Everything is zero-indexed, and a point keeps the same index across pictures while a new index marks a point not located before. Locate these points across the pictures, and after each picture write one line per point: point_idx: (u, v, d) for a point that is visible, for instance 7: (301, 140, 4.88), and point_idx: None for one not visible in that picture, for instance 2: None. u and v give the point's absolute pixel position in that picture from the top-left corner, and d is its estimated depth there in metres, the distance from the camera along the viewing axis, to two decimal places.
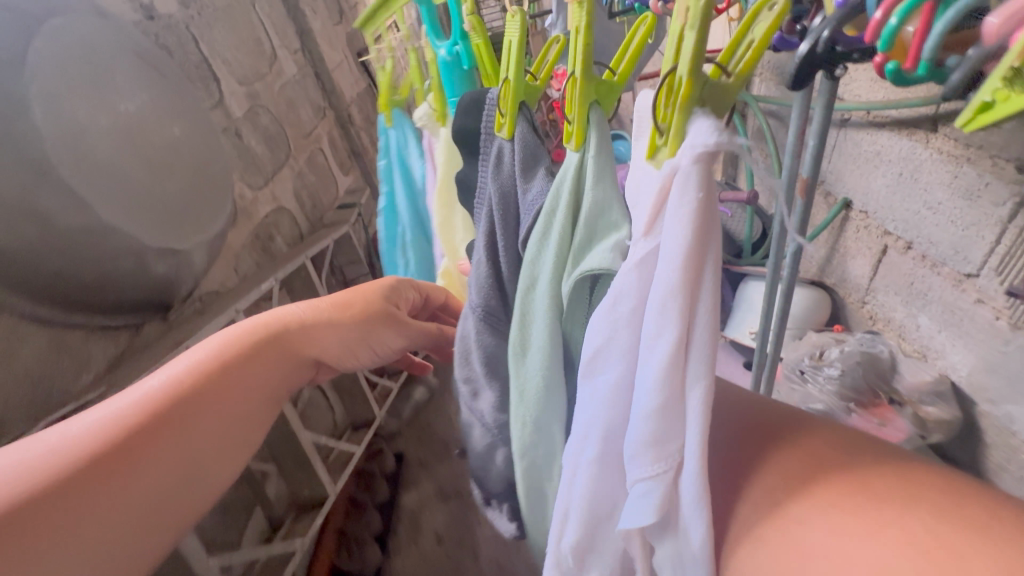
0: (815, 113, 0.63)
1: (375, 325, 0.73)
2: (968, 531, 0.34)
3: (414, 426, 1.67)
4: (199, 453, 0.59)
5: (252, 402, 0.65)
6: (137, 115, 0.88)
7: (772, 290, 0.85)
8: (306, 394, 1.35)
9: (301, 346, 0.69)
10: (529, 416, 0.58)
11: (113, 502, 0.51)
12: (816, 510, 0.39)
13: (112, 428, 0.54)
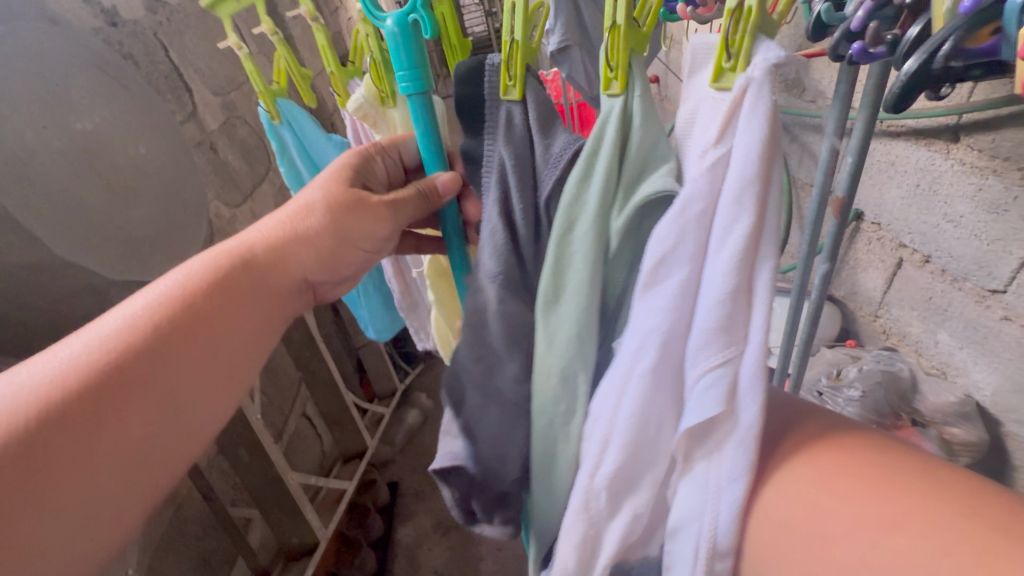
0: (856, 126, 0.58)
1: (352, 213, 0.58)
2: (1001, 532, 0.31)
3: (408, 452, 1.59)
4: (189, 394, 0.46)
5: (249, 330, 0.52)
6: (96, 133, 0.74)
7: (796, 310, 0.80)
8: (291, 425, 1.28)
9: (281, 263, 0.56)
10: (557, 364, 0.46)
11: (88, 465, 0.39)
12: (842, 505, 0.35)
13: (66, 378, 0.41)
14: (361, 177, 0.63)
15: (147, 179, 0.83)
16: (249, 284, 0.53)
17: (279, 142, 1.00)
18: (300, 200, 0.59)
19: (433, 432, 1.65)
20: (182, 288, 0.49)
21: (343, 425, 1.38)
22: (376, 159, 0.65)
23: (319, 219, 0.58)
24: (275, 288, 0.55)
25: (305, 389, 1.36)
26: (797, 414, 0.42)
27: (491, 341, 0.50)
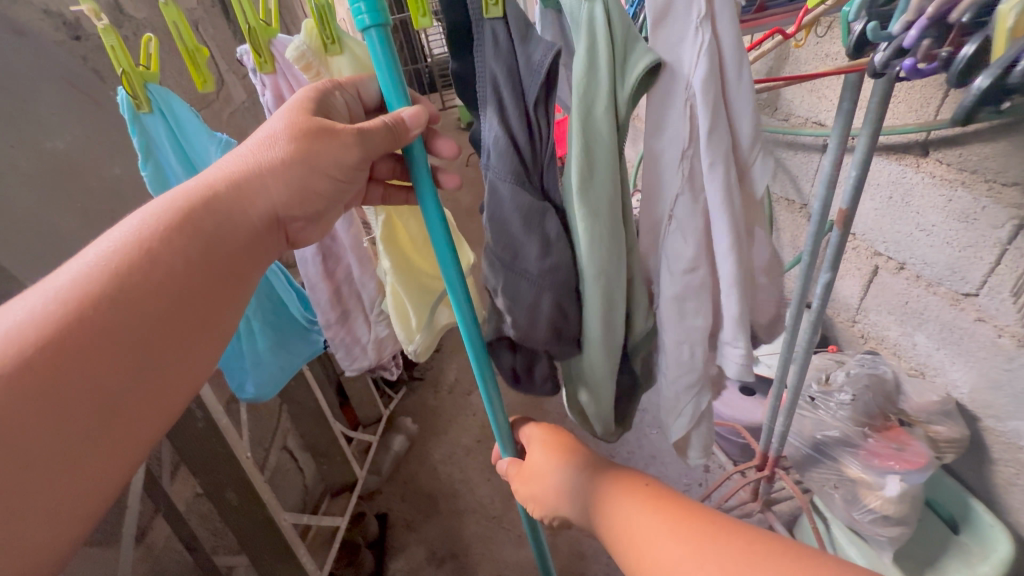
0: (860, 142, 0.61)
1: (317, 145, 0.50)
2: (694, 544, 0.40)
3: (396, 481, 1.52)
4: (149, 335, 0.42)
5: (209, 264, 0.46)
6: (68, 155, 0.68)
7: (796, 319, 0.82)
8: (273, 459, 1.19)
9: (243, 199, 0.49)
10: (605, 232, 0.51)
11: (48, 421, 0.36)
12: (624, 503, 0.48)
13: (21, 334, 0.37)
14: (328, 115, 0.53)
15: (122, 203, 0.77)
16: (210, 221, 0.47)
17: (145, 141, 0.67)
18: (260, 134, 0.51)
19: (420, 457, 1.58)
20: (139, 232, 0.44)
21: (330, 457, 1.31)
22: (332, 95, 0.54)
23: (280, 151, 0.49)
24: (241, 223, 0.49)
25: (287, 419, 1.28)
26: (585, 471, 0.54)
27: (513, 230, 0.53)
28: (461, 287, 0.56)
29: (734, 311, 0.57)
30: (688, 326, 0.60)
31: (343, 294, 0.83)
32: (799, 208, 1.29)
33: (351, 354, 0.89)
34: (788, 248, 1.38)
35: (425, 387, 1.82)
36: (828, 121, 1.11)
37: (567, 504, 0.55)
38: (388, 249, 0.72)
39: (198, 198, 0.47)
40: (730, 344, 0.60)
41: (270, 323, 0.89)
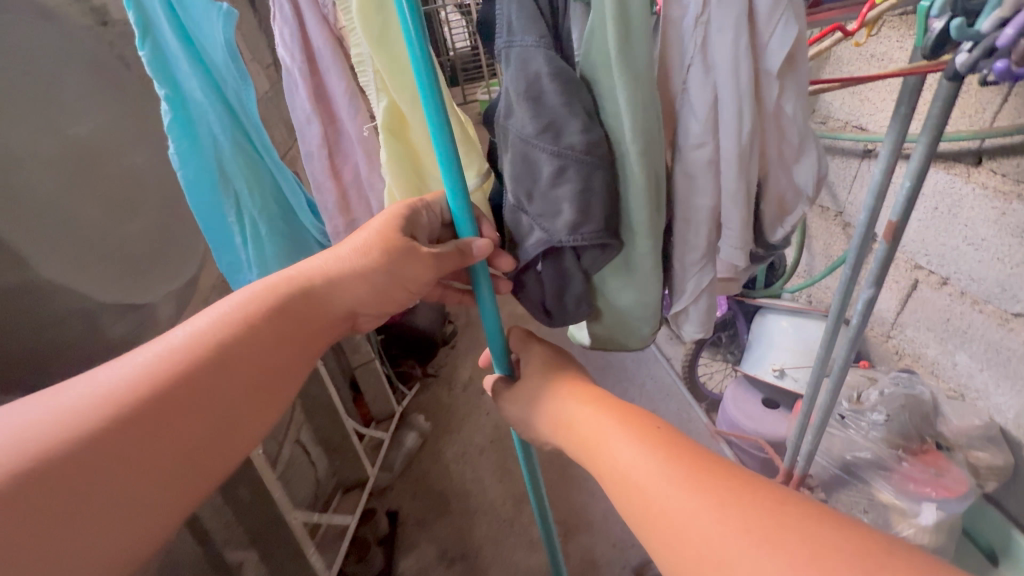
0: (916, 150, 0.56)
1: (399, 256, 0.57)
2: (688, 483, 0.35)
3: (408, 478, 1.51)
4: (227, 412, 0.47)
5: (290, 351, 0.53)
6: (90, 142, 0.66)
7: (831, 336, 0.79)
8: (286, 452, 1.18)
9: (331, 293, 0.57)
10: (644, 98, 0.45)
11: (154, 443, 0.41)
12: (621, 431, 0.43)
13: (128, 387, 0.43)
14: (414, 229, 0.61)
15: (147, 193, 0.75)
16: (296, 311, 0.54)
17: (144, 19, 0.58)
18: (357, 236, 0.59)
19: (432, 455, 1.57)
20: (240, 309, 0.52)
21: (342, 453, 1.32)
22: (422, 216, 0.62)
23: (368, 255, 0.58)
24: (321, 315, 0.56)
25: (300, 412, 1.25)
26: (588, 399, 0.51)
27: (550, 102, 0.46)
28: (473, 229, 0.56)
29: (732, 189, 0.51)
30: (701, 210, 0.53)
31: (351, 200, 0.74)
32: (835, 216, 1.23)
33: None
34: (819, 258, 1.32)
35: (439, 385, 1.80)
36: (870, 125, 1.06)
37: (556, 421, 0.53)
38: (391, 141, 0.59)
39: (292, 287, 0.56)
40: (724, 227, 0.54)
41: (279, 235, 0.76)
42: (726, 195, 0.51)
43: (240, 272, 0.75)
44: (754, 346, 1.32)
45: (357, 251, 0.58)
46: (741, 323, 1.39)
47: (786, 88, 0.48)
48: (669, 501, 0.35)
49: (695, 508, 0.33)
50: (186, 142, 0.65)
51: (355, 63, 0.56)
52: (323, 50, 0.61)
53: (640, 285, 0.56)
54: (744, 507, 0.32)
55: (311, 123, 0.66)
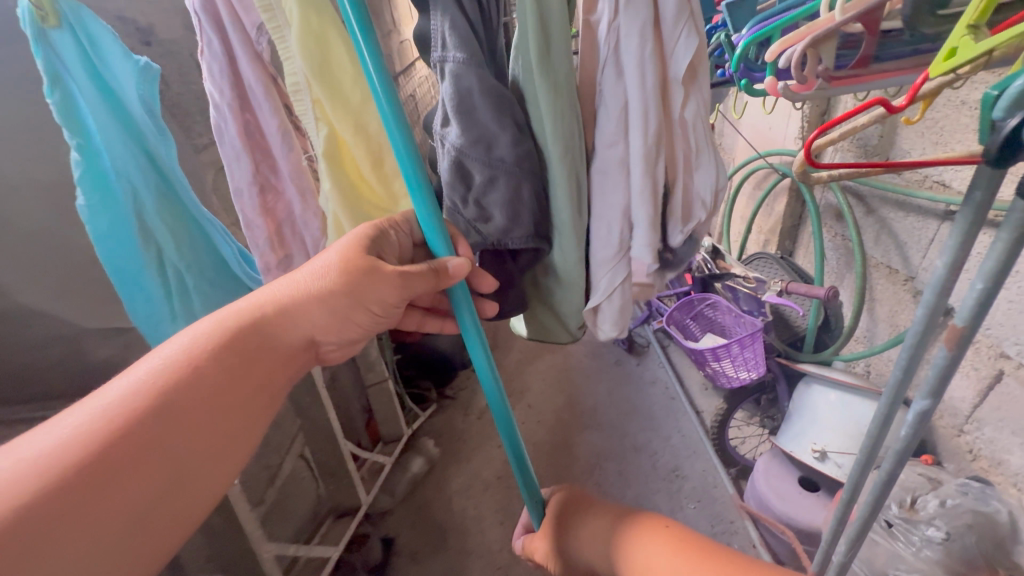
0: (991, 249, 0.46)
1: (364, 281, 0.54)
2: None
3: (409, 505, 1.47)
4: (185, 459, 0.44)
5: (254, 382, 0.52)
6: None
7: (873, 448, 0.66)
8: (286, 467, 1.16)
9: (288, 324, 0.55)
10: (562, 109, 0.51)
11: (116, 496, 0.39)
12: (655, 544, 0.48)
13: (60, 453, 0.39)
14: (378, 248, 0.58)
15: None
16: (253, 349, 0.53)
17: (52, 64, 0.59)
18: (318, 262, 0.56)
19: (437, 484, 1.52)
20: (190, 351, 0.49)
21: (338, 478, 1.30)
22: (387, 234, 0.59)
23: (329, 283, 0.54)
24: (280, 349, 0.55)
25: (304, 429, 1.22)
26: (611, 510, 0.56)
27: (481, 117, 0.50)
28: (447, 249, 0.53)
29: (640, 185, 0.54)
30: (612, 209, 0.57)
31: (285, 237, 0.79)
32: (905, 280, 1.06)
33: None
34: (882, 324, 1.14)
35: (454, 408, 1.75)
36: (954, 183, 0.90)
37: (585, 534, 0.55)
38: (331, 168, 0.67)
39: (246, 324, 0.53)
40: (634, 226, 0.57)
41: (203, 279, 0.77)
42: (634, 193, 0.55)
43: (156, 320, 0.74)
44: (794, 418, 1.16)
45: (322, 277, 0.55)
46: (781, 388, 1.24)
47: (689, 99, 0.54)
48: None
49: None
50: (98, 194, 0.64)
51: (291, 90, 0.64)
52: (257, 90, 0.66)
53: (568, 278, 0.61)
54: None
55: (240, 158, 0.69)
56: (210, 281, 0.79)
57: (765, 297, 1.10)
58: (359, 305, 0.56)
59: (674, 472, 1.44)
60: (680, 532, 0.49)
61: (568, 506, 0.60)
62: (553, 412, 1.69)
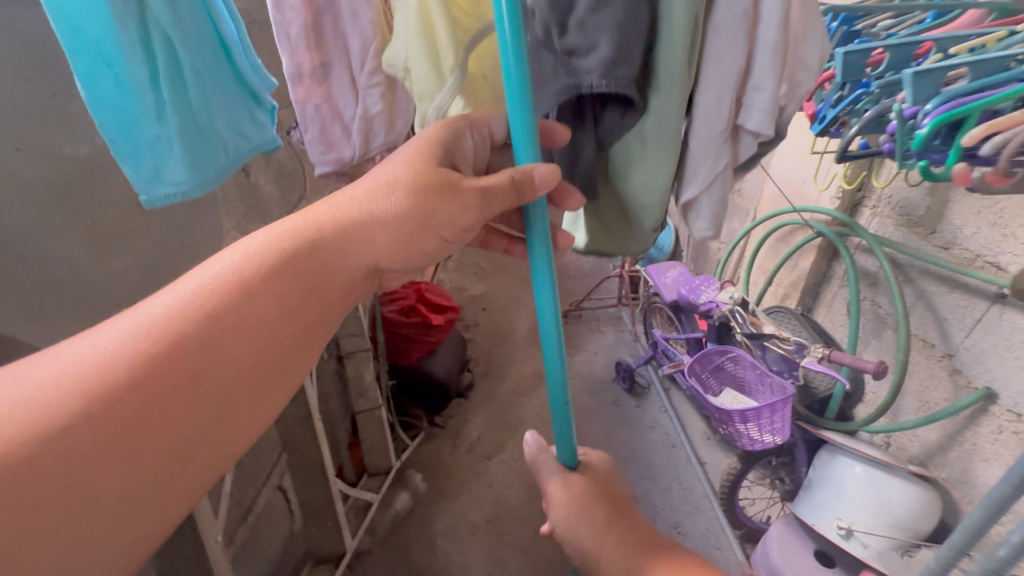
0: None
1: (434, 200, 0.52)
2: None
3: (389, 545, 1.35)
4: (225, 386, 0.44)
5: (300, 310, 0.50)
6: (91, 161, 0.57)
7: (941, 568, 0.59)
8: (264, 499, 1.03)
9: (346, 248, 0.52)
10: None
11: (154, 422, 0.40)
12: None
13: (114, 361, 0.40)
14: (450, 157, 0.55)
15: (148, 220, 0.64)
16: (308, 274, 0.50)
17: None
18: (377, 177, 0.53)
19: (421, 524, 1.40)
20: (239, 272, 0.47)
21: (321, 519, 1.18)
22: (463, 135, 0.56)
23: (398, 203, 0.51)
24: (338, 274, 0.52)
25: (288, 456, 1.09)
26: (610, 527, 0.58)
27: None
28: (534, 154, 0.49)
29: (769, 38, 0.45)
30: (727, 75, 0.47)
31: (326, 34, 0.64)
32: (941, 357, 1.03)
33: (328, 139, 0.70)
34: (910, 398, 1.11)
35: (443, 438, 1.64)
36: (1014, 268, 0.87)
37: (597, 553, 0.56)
38: None
39: (301, 245, 0.50)
40: (752, 88, 0.47)
41: (200, 69, 0.59)
42: (760, 48, 0.46)
43: (141, 133, 0.55)
44: (815, 488, 1.11)
45: (384, 196, 0.52)
46: (800, 454, 1.18)
47: None
48: None
49: None
50: None
51: None
52: None
53: (659, 149, 0.50)
54: None
55: None
56: (216, 86, 0.62)
57: (802, 361, 1.05)
58: (426, 227, 0.52)
59: (675, 528, 1.37)
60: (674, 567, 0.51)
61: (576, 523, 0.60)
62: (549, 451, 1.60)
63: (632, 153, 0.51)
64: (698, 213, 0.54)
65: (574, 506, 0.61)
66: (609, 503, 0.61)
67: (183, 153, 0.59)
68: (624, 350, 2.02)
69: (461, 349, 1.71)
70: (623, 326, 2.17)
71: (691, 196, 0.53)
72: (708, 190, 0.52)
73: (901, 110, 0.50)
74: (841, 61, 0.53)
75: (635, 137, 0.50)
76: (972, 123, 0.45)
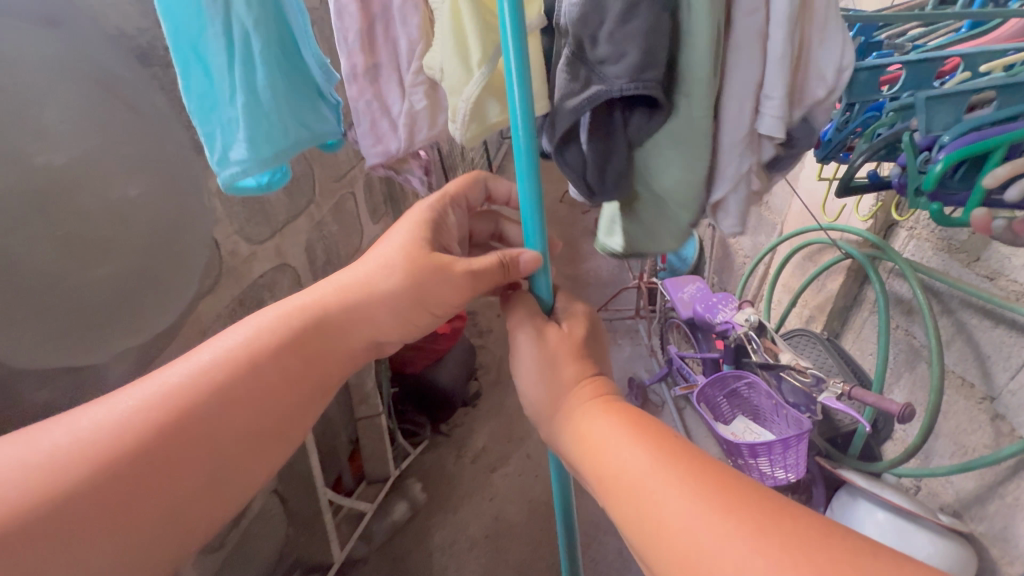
0: None
1: (430, 278, 0.54)
2: (707, 497, 0.36)
3: (386, 556, 1.33)
4: (233, 453, 0.43)
5: (305, 381, 0.49)
6: (67, 171, 0.56)
7: None
8: (256, 505, 1.03)
9: (352, 322, 0.53)
10: None
11: (155, 492, 0.38)
12: (620, 433, 0.45)
13: (126, 427, 0.39)
14: (439, 236, 0.59)
15: (131, 231, 0.64)
16: (317, 341, 0.50)
17: None
18: (380, 257, 0.55)
19: (419, 535, 1.38)
20: (248, 346, 0.47)
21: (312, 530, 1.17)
22: (447, 213, 0.62)
23: (395, 283, 0.53)
24: (342, 346, 0.52)
25: (281, 464, 1.09)
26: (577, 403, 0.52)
27: None
28: (539, 244, 0.53)
29: (780, 51, 0.39)
30: (750, 82, 0.41)
31: (377, 40, 0.59)
32: (981, 399, 0.93)
33: (376, 132, 0.66)
34: (944, 440, 1.01)
35: (448, 447, 1.62)
36: None
37: (572, 427, 0.50)
38: None
39: (307, 320, 0.51)
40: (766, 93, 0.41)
41: (270, 58, 0.59)
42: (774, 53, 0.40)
43: (214, 112, 0.59)
44: None
45: (389, 275, 0.54)
46: (818, 492, 1.12)
47: None
48: (694, 538, 0.34)
49: (720, 540, 0.33)
50: None
51: None
52: None
53: (682, 151, 0.44)
54: (736, 512, 0.34)
55: None
56: (281, 75, 0.61)
57: (820, 397, 0.97)
58: (424, 305, 0.54)
59: None
60: (641, 423, 0.45)
61: (551, 399, 0.55)
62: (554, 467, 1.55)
63: (664, 154, 0.46)
64: (723, 218, 0.48)
65: (534, 361, 0.57)
66: (582, 364, 0.55)
67: (245, 132, 0.59)
68: (639, 366, 1.95)
69: (469, 358, 1.68)
70: (640, 340, 2.09)
71: (714, 197, 0.47)
72: (735, 189, 0.45)
73: (914, 140, 0.49)
74: (847, 79, 0.48)
75: (666, 140, 0.45)
76: (996, 160, 0.44)
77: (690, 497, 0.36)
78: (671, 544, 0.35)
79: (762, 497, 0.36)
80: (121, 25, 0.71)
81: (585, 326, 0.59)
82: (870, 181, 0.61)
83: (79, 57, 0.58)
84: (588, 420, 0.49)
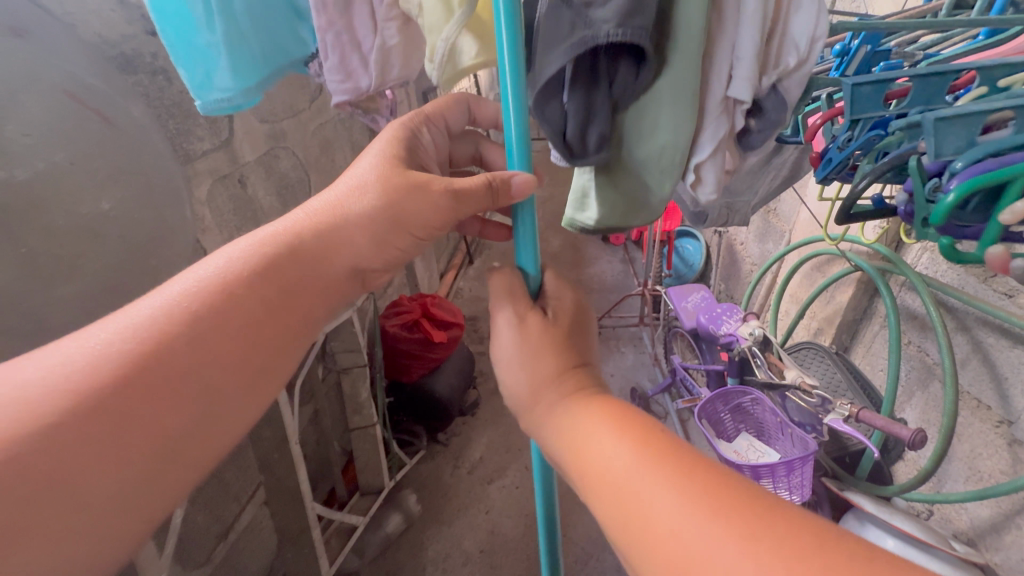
0: None
1: (407, 198, 0.49)
2: (704, 502, 0.31)
3: (378, 569, 1.30)
4: (216, 386, 0.41)
5: (288, 309, 0.46)
6: (33, 186, 0.54)
7: None
8: (245, 518, 1.02)
9: (332, 249, 0.49)
10: None
11: (136, 426, 0.36)
12: (604, 429, 0.40)
13: (99, 361, 0.37)
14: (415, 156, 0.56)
15: (103, 245, 0.62)
16: (297, 270, 0.47)
17: None
18: (355, 178, 0.51)
19: (413, 548, 1.36)
20: (223, 275, 0.44)
21: (301, 546, 1.11)
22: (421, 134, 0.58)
23: (370, 205, 0.49)
24: (324, 274, 0.48)
25: (268, 479, 1.07)
26: (558, 397, 0.47)
27: None
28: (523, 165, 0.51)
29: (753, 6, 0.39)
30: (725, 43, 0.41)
31: None
32: (998, 422, 0.88)
33: (345, 68, 0.57)
34: (957, 464, 0.96)
35: (444, 457, 1.60)
36: None
37: (553, 422, 0.45)
38: None
39: (287, 245, 0.47)
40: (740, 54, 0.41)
41: None
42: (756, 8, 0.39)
43: (192, 41, 0.58)
44: None
45: (366, 199, 0.49)
46: (823, 512, 1.07)
47: None
48: (691, 549, 0.29)
49: (721, 548, 0.28)
50: None
51: None
52: None
53: (673, 106, 0.42)
54: (737, 515, 0.30)
55: None
56: None
57: (827, 418, 0.92)
58: (406, 229, 0.50)
59: None
60: (625, 417, 0.40)
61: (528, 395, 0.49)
62: (552, 480, 1.51)
63: (647, 117, 0.44)
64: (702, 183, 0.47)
65: (517, 353, 0.51)
66: (566, 356, 0.50)
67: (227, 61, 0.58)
68: (642, 375, 1.91)
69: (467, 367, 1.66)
70: (643, 348, 2.05)
71: (695, 161, 0.45)
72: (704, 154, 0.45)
73: (922, 165, 0.45)
74: (851, 93, 0.47)
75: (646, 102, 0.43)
76: (1015, 193, 0.40)
77: (683, 498, 0.32)
78: (666, 551, 0.31)
79: (755, 496, 0.31)
80: (102, 32, 0.70)
81: (571, 309, 0.55)
82: (875, 205, 0.58)
83: (46, 66, 0.56)
84: (569, 415, 0.44)
